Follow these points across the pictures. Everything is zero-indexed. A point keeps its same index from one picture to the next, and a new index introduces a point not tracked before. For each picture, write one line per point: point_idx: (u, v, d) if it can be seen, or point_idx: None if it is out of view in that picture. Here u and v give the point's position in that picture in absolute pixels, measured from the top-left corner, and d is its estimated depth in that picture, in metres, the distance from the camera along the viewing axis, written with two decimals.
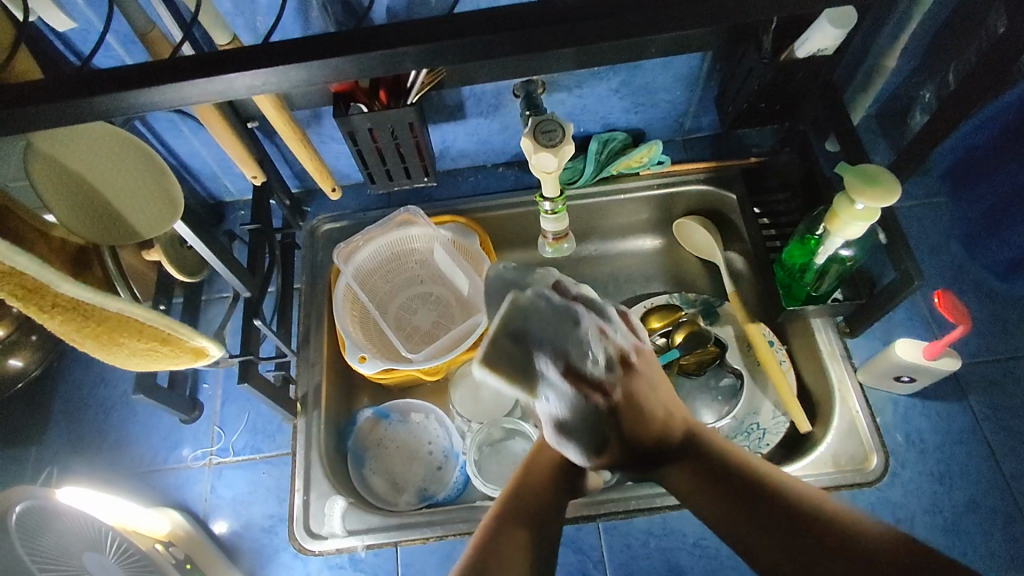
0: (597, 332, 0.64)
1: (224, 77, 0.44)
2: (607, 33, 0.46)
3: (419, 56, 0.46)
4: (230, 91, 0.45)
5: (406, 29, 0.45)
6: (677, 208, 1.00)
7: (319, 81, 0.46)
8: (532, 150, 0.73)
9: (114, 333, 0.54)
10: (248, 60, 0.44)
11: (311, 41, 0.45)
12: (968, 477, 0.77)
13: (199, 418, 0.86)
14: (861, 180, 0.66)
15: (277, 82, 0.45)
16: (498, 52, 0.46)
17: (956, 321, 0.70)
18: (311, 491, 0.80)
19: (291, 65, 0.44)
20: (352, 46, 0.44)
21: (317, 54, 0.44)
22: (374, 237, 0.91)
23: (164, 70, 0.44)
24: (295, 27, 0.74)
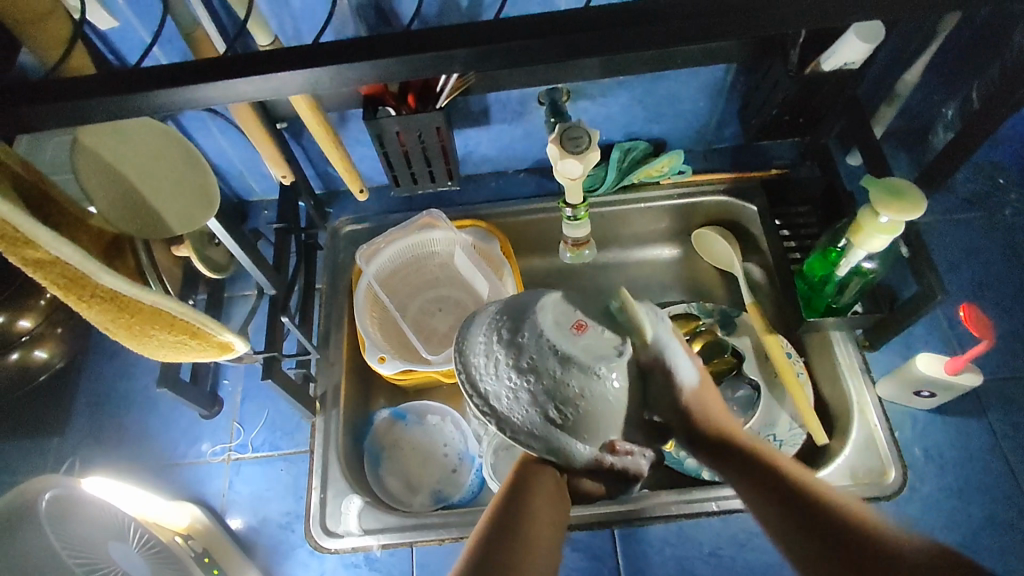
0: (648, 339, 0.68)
1: (274, 76, 0.45)
2: (647, 41, 0.46)
3: (462, 60, 0.46)
4: (276, 90, 0.46)
5: (450, 34, 0.46)
6: (696, 218, 1.00)
7: (363, 82, 0.47)
8: (558, 155, 0.74)
9: (146, 325, 0.55)
10: (297, 60, 0.45)
11: (357, 43, 0.46)
12: (988, 494, 0.76)
13: (219, 413, 0.87)
14: (886, 194, 0.67)
15: (321, 83, 0.46)
16: (539, 57, 0.46)
17: (983, 335, 0.70)
18: (329, 488, 0.80)
19: (337, 66, 0.45)
20: (397, 49, 0.45)
21: (362, 56, 0.45)
22: (395, 238, 0.92)
23: (214, 68, 0.45)
24: (329, 30, 0.75)
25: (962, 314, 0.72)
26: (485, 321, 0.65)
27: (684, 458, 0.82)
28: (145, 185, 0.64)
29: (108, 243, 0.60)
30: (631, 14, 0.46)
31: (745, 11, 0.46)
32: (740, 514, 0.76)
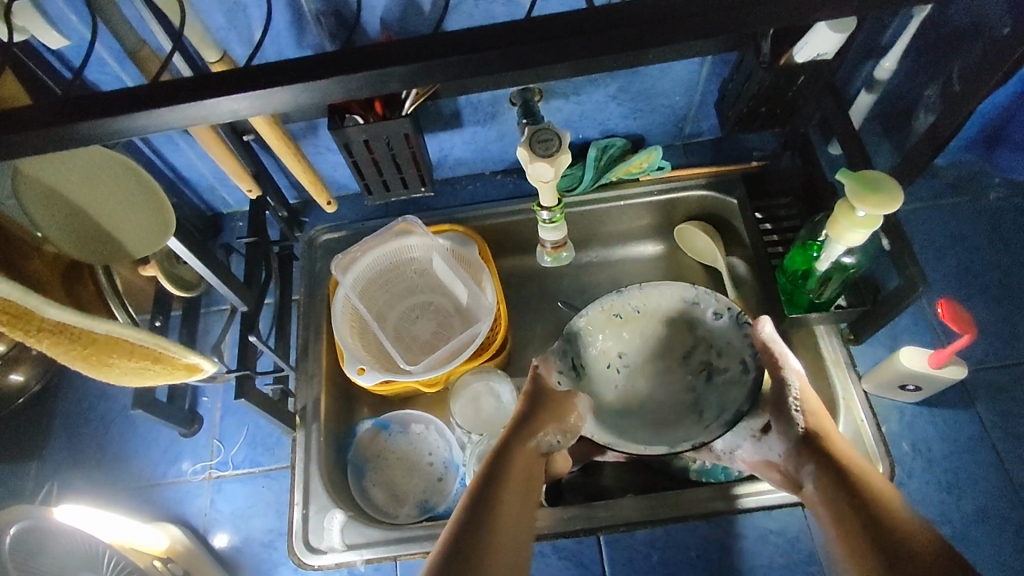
0: (644, 297, 0.79)
1: (207, 102, 0.43)
2: (596, 51, 0.45)
3: (406, 76, 0.45)
4: (214, 115, 0.45)
5: (393, 49, 0.44)
6: (677, 213, 0.99)
7: (307, 102, 0.45)
8: (528, 159, 0.72)
9: (103, 356, 0.56)
10: (233, 84, 0.43)
11: (296, 64, 0.44)
12: (976, 487, 0.75)
13: (198, 432, 0.86)
14: (863, 187, 0.65)
15: (256, 106, 0.44)
16: (485, 70, 0.45)
17: (962, 330, 0.68)
18: (311, 504, 0.80)
19: (274, 89, 0.43)
20: (339, 66, 0.44)
21: (300, 77, 0.43)
22: (371, 247, 0.92)
23: (144, 96, 0.43)
24: (288, 37, 0.74)
25: (941, 309, 0.70)
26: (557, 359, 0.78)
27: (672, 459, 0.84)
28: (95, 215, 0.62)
29: (65, 268, 0.62)
30: (576, 21, 0.44)
31: (695, 14, 0.44)
32: (725, 514, 0.76)
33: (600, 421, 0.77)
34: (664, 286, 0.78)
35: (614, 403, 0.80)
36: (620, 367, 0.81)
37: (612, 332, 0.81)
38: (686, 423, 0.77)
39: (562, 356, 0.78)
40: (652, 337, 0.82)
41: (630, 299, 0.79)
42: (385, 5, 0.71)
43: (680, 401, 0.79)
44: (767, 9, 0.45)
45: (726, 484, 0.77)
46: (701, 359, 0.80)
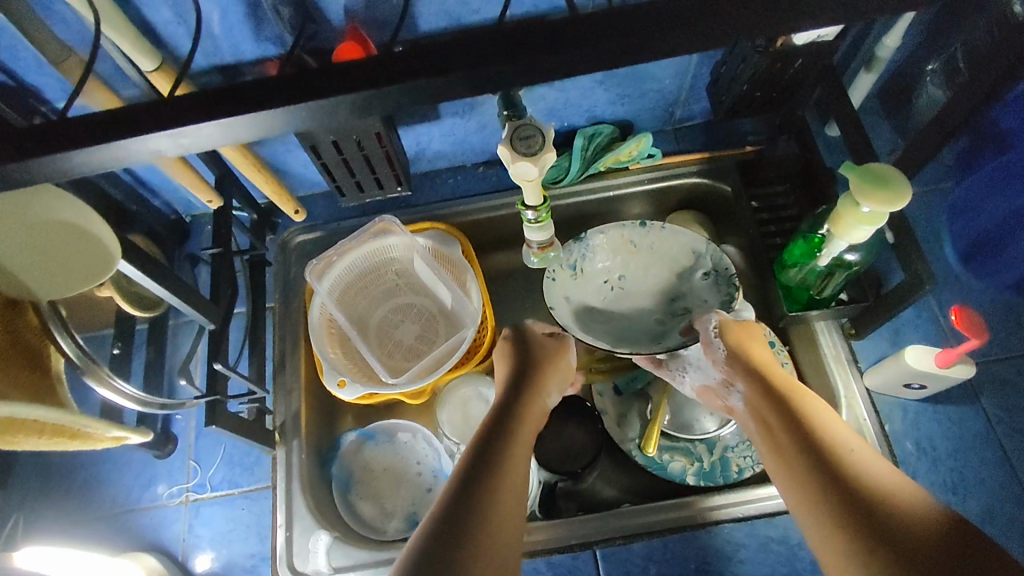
0: (666, 233, 0.84)
1: (126, 142, 0.42)
2: (577, 65, 0.43)
3: None
4: (195, 144, 0.43)
5: (371, 67, 0.42)
6: (669, 202, 0.94)
7: (241, 134, 0.43)
8: (510, 158, 0.66)
9: (10, 433, 0.53)
10: (155, 122, 0.42)
11: (221, 99, 0.42)
12: (984, 487, 0.73)
13: (173, 452, 0.81)
14: (869, 183, 0.61)
15: (236, 133, 0.43)
16: (460, 91, 0.43)
17: (973, 336, 0.65)
18: (294, 526, 0.77)
19: (200, 127, 0.42)
20: (317, 87, 0.42)
21: (270, 101, 0.42)
22: (347, 250, 0.86)
23: (120, 123, 0.42)
24: (245, 28, 0.68)
25: (954, 316, 0.66)
26: (572, 258, 0.84)
27: (668, 463, 0.82)
28: (20, 269, 0.55)
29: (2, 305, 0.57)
30: (557, 34, 0.42)
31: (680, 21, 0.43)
32: (722, 524, 0.74)
33: (577, 318, 0.84)
34: (678, 230, 0.83)
35: (592, 309, 0.86)
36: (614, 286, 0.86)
37: (625, 255, 0.85)
38: (642, 344, 0.83)
39: (568, 251, 0.85)
40: (655, 274, 0.86)
41: (652, 229, 0.84)
42: None
43: (650, 330, 0.84)
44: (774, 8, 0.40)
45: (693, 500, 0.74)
46: (685, 305, 0.84)
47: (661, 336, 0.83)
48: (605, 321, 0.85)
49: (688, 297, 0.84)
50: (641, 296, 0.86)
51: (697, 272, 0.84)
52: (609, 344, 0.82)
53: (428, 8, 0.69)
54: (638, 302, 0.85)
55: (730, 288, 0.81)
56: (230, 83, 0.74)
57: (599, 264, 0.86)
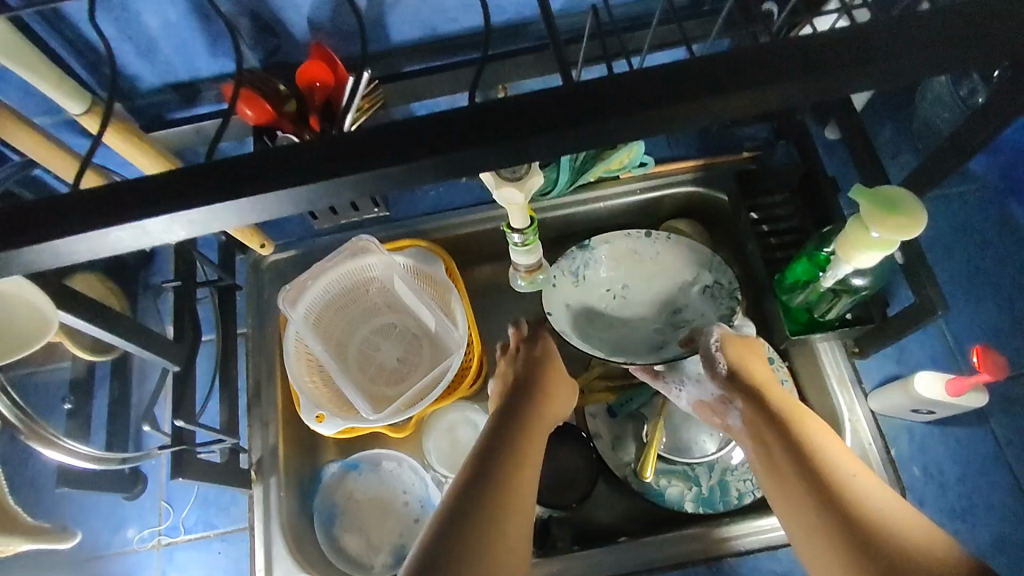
0: (671, 241, 0.81)
1: (12, 253, 0.33)
2: (574, 144, 0.35)
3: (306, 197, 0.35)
4: (106, 249, 0.34)
5: (322, 148, 0.33)
6: (663, 211, 0.89)
7: (163, 236, 0.34)
8: (494, 184, 0.61)
9: None
10: (45, 225, 0.33)
11: (130, 192, 0.33)
12: (993, 513, 0.70)
13: (143, 493, 0.77)
14: (880, 208, 0.56)
15: (158, 236, 0.34)
16: (435, 177, 0.35)
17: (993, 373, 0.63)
18: (274, 570, 0.73)
19: (109, 231, 0.33)
20: (257, 173, 0.33)
21: (200, 196, 0.33)
22: (321, 273, 0.81)
23: (4, 227, 0.33)
24: (198, 43, 0.62)
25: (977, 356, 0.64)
26: (574, 260, 0.81)
27: (666, 487, 0.77)
28: None
29: None
30: (552, 103, 0.34)
31: (709, 88, 0.34)
32: (725, 557, 0.72)
33: (574, 324, 0.80)
34: (686, 242, 0.80)
35: (590, 317, 0.81)
36: (614, 295, 0.82)
37: (628, 262, 0.82)
38: (640, 353, 0.79)
39: (570, 257, 0.81)
40: (657, 285, 0.82)
41: (657, 236, 0.81)
42: (312, 5, 0.59)
43: (648, 341, 0.80)
44: (800, 41, 0.34)
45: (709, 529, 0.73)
46: (684, 318, 0.80)
47: (663, 349, 0.79)
48: (604, 331, 0.81)
49: (687, 310, 0.81)
50: (641, 307, 0.82)
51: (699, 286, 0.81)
52: (605, 352, 0.79)
53: (401, 17, 0.63)
54: (637, 312, 0.81)
55: (730, 300, 0.78)
56: (187, 99, 0.68)
57: (599, 272, 0.82)
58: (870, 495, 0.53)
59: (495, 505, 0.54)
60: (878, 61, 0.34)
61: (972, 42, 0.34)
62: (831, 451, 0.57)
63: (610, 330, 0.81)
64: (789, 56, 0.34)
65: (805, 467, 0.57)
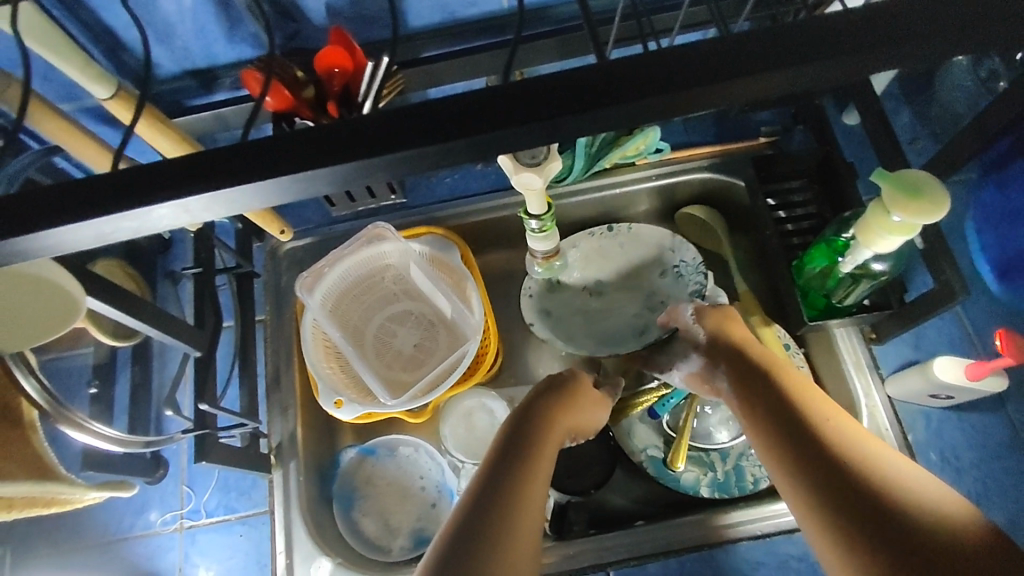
0: (629, 231, 0.87)
1: (52, 231, 0.33)
2: (602, 129, 0.35)
3: (340, 178, 0.34)
4: (144, 228, 0.35)
5: (359, 130, 0.33)
6: (679, 198, 0.89)
7: (203, 215, 0.35)
8: (512, 169, 0.61)
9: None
10: (86, 204, 0.33)
11: (168, 168, 0.34)
12: (1010, 498, 0.70)
13: (165, 477, 0.78)
14: (901, 190, 0.56)
15: (195, 215, 0.35)
16: (464, 159, 0.35)
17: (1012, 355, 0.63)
18: (294, 553, 0.74)
19: (149, 209, 0.33)
20: (291, 154, 0.33)
21: (236, 177, 0.33)
22: (338, 260, 0.82)
23: (45, 208, 0.33)
24: (216, 29, 0.63)
25: (1000, 340, 0.64)
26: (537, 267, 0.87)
27: (681, 473, 0.77)
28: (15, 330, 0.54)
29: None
30: (578, 83, 0.33)
31: (733, 70, 0.33)
32: (741, 541, 0.72)
33: (554, 327, 0.86)
34: (648, 227, 0.86)
35: (570, 317, 0.87)
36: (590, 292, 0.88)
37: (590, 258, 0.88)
38: (623, 342, 0.86)
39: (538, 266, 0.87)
40: (627, 273, 0.88)
41: (613, 231, 0.87)
42: None
43: (629, 327, 0.86)
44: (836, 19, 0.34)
45: (720, 516, 0.73)
46: (657, 300, 0.86)
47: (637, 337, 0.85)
48: (586, 323, 0.87)
49: (658, 291, 0.86)
50: (618, 299, 0.87)
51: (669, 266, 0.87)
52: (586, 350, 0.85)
53: (420, 3, 0.63)
54: (614, 301, 0.87)
55: (698, 277, 0.84)
56: (205, 86, 0.69)
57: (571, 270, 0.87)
58: (856, 436, 0.52)
59: (508, 490, 0.53)
60: (910, 39, 0.33)
61: (1006, 20, 0.33)
62: (812, 405, 0.56)
63: (590, 323, 0.87)
64: (817, 38, 0.34)
65: (788, 420, 0.56)
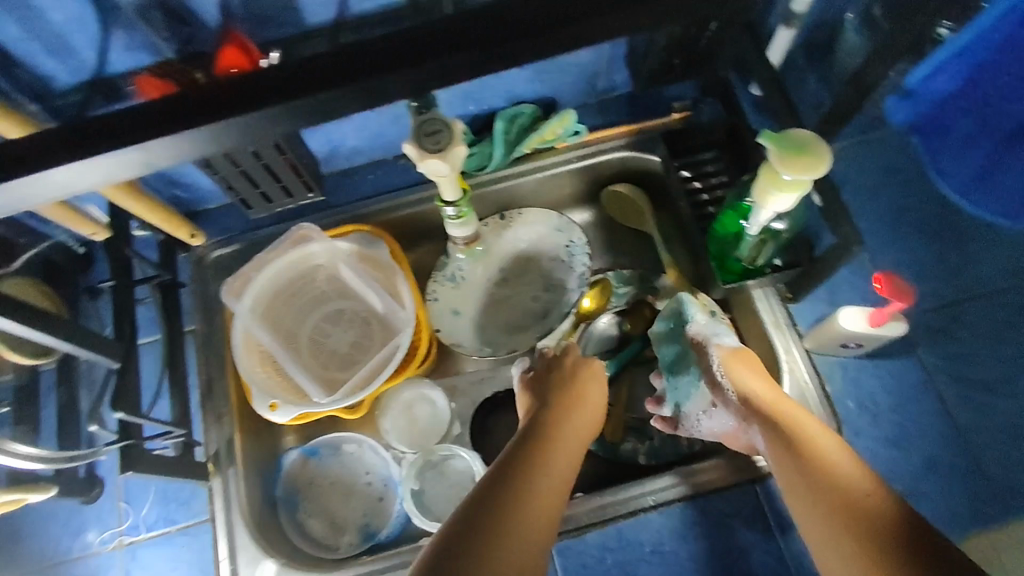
0: (520, 220, 0.90)
1: (35, 176, 0.48)
2: None
3: (245, 124, 0.49)
4: (97, 175, 0.49)
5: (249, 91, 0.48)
6: (602, 178, 0.91)
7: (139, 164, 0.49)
8: (416, 156, 0.62)
9: None
10: (59, 152, 0.48)
11: (114, 121, 0.48)
12: (925, 438, 0.74)
13: (101, 496, 0.77)
14: (785, 150, 0.59)
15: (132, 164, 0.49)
16: (345, 107, 0.49)
17: (900, 299, 0.65)
18: (238, 559, 0.74)
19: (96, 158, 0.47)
20: (186, 115, 0.48)
21: (153, 132, 0.48)
22: (264, 263, 0.81)
23: (32, 157, 0.48)
24: (107, 38, 0.62)
25: (878, 283, 0.66)
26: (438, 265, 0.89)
27: (619, 444, 0.81)
28: None
29: None
30: (468, 29, 0.48)
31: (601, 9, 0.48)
32: (677, 505, 0.74)
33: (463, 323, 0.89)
34: (538, 212, 0.90)
35: (476, 310, 0.90)
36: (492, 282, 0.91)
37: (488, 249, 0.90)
38: (529, 326, 0.89)
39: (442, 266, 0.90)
40: (523, 261, 0.91)
41: (503, 222, 0.90)
42: None
43: (532, 311, 0.89)
44: None
45: (652, 481, 0.73)
46: (555, 281, 0.90)
47: (539, 323, 0.88)
48: (494, 312, 0.90)
49: (556, 274, 0.90)
50: (519, 286, 0.90)
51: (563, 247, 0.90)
52: (489, 344, 0.88)
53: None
54: (514, 288, 0.90)
55: (585, 257, 0.89)
56: (105, 97, 0.68)
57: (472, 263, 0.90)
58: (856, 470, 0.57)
59: (513, 485, 0.57)
60: None
61: None
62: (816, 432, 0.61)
63: (495, 313, 0.90)
64: None
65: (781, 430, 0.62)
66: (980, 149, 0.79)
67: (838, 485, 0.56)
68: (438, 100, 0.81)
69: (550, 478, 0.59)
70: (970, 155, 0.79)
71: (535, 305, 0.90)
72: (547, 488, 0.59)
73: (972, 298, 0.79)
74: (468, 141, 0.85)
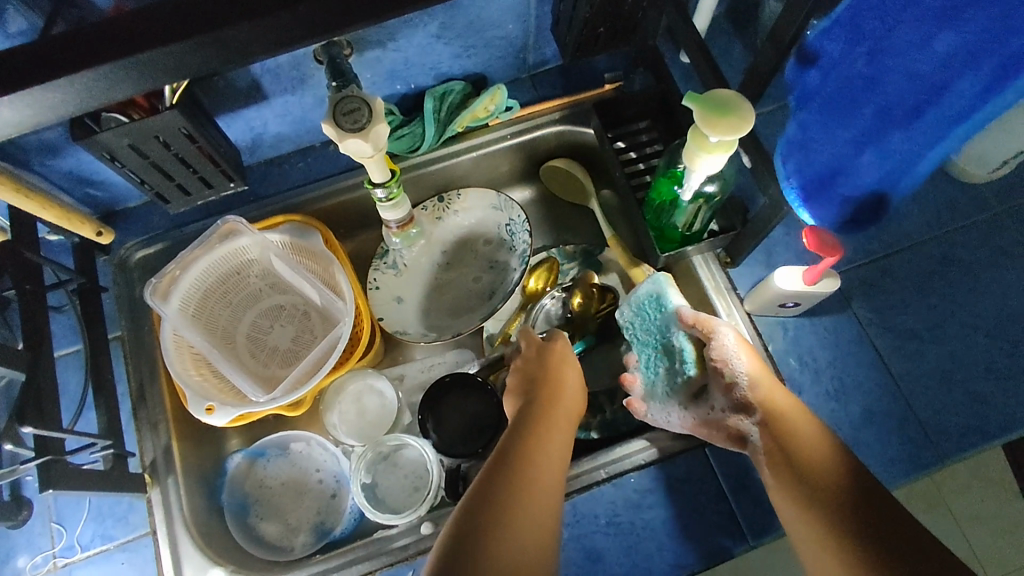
0: (459, 202, 0.89)
1: None
2: None
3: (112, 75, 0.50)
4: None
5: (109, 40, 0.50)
6: (539, 154, 0.90)
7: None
8: (336, 137, 0.60)
9: None
10: None
11: None
12: (862, 390, 0.76)
13: (30, 518, 0.73)
14: (710, 110, 0.58)
15: (10, 124, 0.51)
16: (220, 58, 0.53)
17: (829, 253, 0.67)
18: (184, 570, 0.70)
19: None
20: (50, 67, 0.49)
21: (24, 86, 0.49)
22: (190, 261, 0.77)
23: None
24: None
25: (809, 238, 0.67)
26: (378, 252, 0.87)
27: None
28: None
29: None
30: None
31: None
32: (631, 476, 0.74)
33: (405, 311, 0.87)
34: (477, 192, 0.88)
35: (419, 296, 0.88)
36: (434, 266, 0.89)
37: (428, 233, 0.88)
38: (475, 308, 0.87)
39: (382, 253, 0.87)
40: (465, 243, 0.90)
41: (443, 205, 0.88)
42: None
43: (477, 293, 0.88)
44: None
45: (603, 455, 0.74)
46: (498, 261, 0.89)
47: (483, 305, 0.87)
48: (439, 296, 0.88)
49: (499, 255, 0.89)
50: (461, 269, 0.89)
51: (504, 226, 0.89)
52: (433, 330, 0.86)
53: None
54: (457, 272, 0.89)
55: (525, 234, 0.87)
56: None
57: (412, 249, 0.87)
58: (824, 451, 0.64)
59: (513, 475, 0.59)
60: None
61: None
62: (793, 420, 0.67)
63: (439, 299, 0.88)
64: None
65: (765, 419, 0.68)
66: (830, 146, 0.68)
67: (806, 458, 0.64)
68: (362, 79, 0.77)
69: (544, 466, 0.62)
70: (816, 158, 0.70)
71: (479, 287, 0.89)
72: (547, 475, 0.61)
73: (900, 250, 0.81)
74: (396, 123, 0.82)
